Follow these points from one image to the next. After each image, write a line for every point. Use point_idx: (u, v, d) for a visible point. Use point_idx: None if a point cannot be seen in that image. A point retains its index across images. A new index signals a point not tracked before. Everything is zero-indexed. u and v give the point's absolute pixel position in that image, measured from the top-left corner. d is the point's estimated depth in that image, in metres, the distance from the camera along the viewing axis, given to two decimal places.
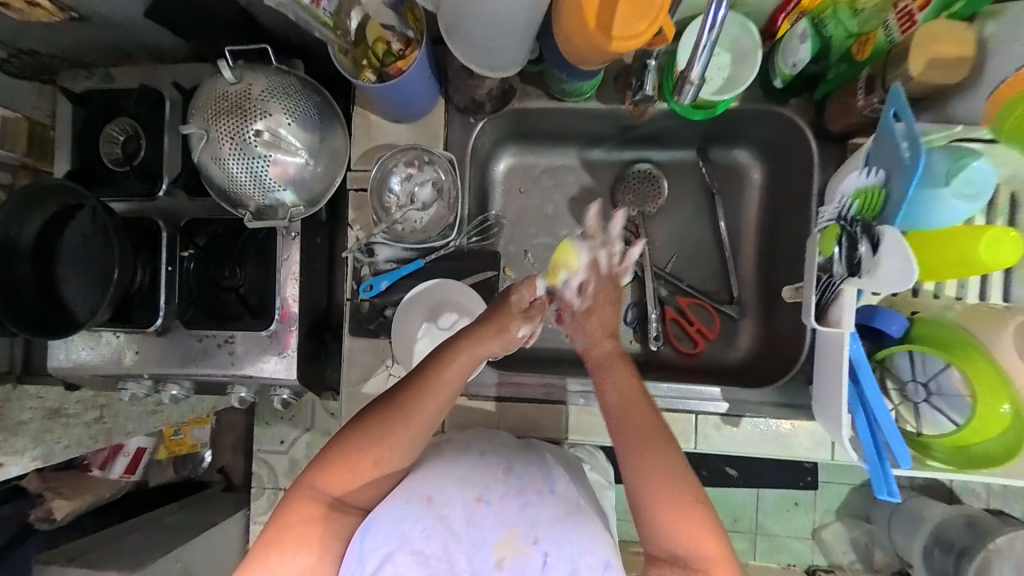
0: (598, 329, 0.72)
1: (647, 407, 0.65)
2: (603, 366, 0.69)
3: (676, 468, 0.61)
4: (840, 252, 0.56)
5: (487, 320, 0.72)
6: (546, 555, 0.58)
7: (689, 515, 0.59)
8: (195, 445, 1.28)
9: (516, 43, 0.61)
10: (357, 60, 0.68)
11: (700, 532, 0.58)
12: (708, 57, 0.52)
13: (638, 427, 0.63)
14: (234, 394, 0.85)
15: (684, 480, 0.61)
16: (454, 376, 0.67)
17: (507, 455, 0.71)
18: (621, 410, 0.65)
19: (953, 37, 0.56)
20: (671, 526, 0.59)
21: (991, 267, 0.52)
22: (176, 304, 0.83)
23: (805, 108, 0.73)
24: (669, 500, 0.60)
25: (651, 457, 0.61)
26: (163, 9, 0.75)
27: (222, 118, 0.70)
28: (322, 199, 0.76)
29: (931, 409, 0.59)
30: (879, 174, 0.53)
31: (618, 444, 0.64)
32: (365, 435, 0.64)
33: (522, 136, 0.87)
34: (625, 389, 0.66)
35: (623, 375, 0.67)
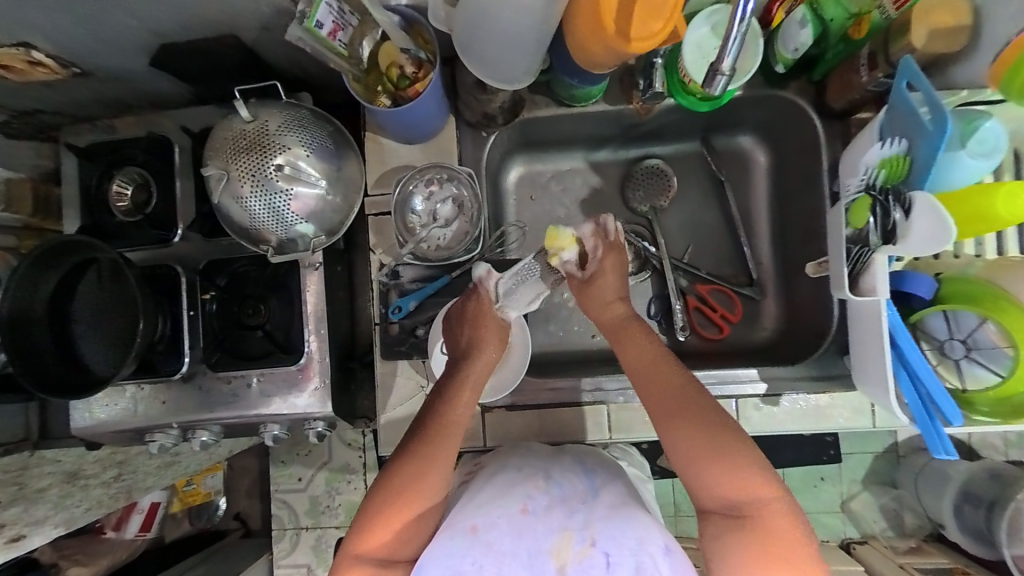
0: (610, 291, 0.73)
1: (671, 366, 0.66)
2: (621, 337, 0.70)
3: (709, 418, 0.62)
4: (873, 222, 0.57)
5: (478, 335, 0.72)
6: (607, 554, 0.56)
7: (748, 467, 0.59)
8: (209, 494, 1.26)
9: (531, 55, 0.62)
10: (371, 86, 0.68)
11: (752, 480, 0.59)
12: (735, 53, 0.54)
13: (666, 397, 0.64)
14: (267, 434, 0.82)
15: (723, 440, 0.61)
16: (468, 401, 0.68)
17: (541, 465, 0.69)
18: (645, 377, 0.66)
19: (949, 7, 0.58)
20: (722, 481, 0.59)
21: (1009, 221, 0.57)
22: (200, 349, 0.81)
23: (804, 90, 0.76)
24: (715, 452, 0.60)
25: (685, 429, 0.62)
26: (167, 55, 0.75)
27: (241, 156, 0.69)
28: (341, 229, 0.76)
29: (971, 364, 0.60)
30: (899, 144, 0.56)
31: (650, 410, 0.65)
32: (401, 487, 0.62)
33: (530, 144, 0.89)
34: (644, 359, 0.67)
35: (641, 349, 0.68)
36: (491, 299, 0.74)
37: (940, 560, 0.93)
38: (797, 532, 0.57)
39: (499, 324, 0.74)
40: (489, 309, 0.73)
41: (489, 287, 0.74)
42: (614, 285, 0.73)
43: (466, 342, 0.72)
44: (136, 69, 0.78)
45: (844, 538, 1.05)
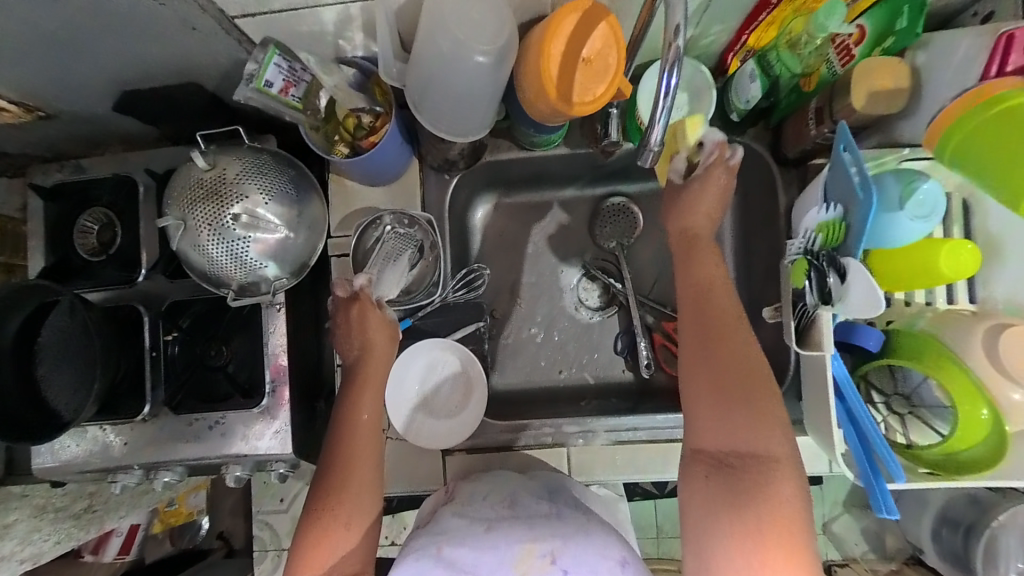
0: (700, 207, 0.68)
1: (727, 293, 0.65)
2: (689, 254, 0.69)
3: (746, 359, 0.62)
4: (810, 284, 0.59)
5: (368, 330, 0.71)
6: (567, 572, 0.55)
7: (767, 421, 0.59)
8: (192, 513, 1.24)
9: (483, 110, 0.60)
10: (328, 135, 0.68)
11: (771, 429, 0.58)
12: (664, 127, 0.50)
13: (713, 318, 0.64)
14: (229, 475, 0.81)
15: (749, 386, 0.60)
16: (372, 400, 0.70)
17: (509, 489, 0.71)
18: (697, 302, 0.66)
19: (890, 70, 0.58)
20: (731, 427, 0.59)
21: (953, 277, 0.58)
22: (163, 390, 0.81)
23: (762, 135, 0.76)
24: (733, 397, 0.60)
25: (721, 352, 0.62)
26: (130, 101, 0.75)
27: (199, 205, 0.69)
28: (305, 269, 0.77)
29: (917, 419, 0.62)
30: (837, 208, 0.56)
31: (690, 326, 0.65)
32: (322, 523, 0.63)
33: (497, 183, 0.89)
34: (702, 277, 0.67)
35: (704, 267, 0.68)
36: (374, 302, 0.73)
37: None
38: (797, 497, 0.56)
39: (386, 323, 0.73)
40: (371, 312, 0.72)
41: (369, 289, 0.73)
42: (707, 199, 0.68)
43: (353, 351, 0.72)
44: (99, 113, 0.78)
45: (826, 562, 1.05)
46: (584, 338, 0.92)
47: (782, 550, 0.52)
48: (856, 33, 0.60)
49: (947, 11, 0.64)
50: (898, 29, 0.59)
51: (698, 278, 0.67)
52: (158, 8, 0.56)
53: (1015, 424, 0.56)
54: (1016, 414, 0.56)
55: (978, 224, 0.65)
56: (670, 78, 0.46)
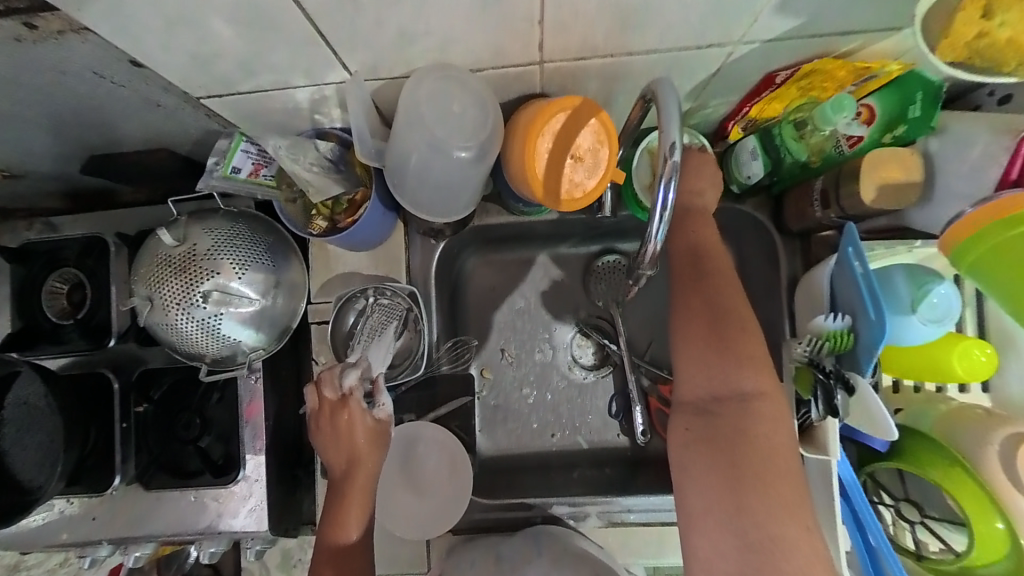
0: (692, 169, 0.62)
1: (718, 248, 0.60)
2: (685, 212, 0.62)
3: (733, 305, 0.56)
4: (816, 398, 0.54)
5: (355, 441, 0.67)
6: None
7: (756, 365, 0.54)
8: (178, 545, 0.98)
9: (468, 191, 0.57)
10: (307, 209, 0.65)
11: (757, 377, 0.53)
12: (660, 239, 0.49)
13: (701, 268, 0.58)
14: (203, 551, 0.78)
15: (736, 333, 0.55)
16: (359, 517, 0.66)
17: (493, 542, 0.74)
18: (688, 249, 0.60)
19: (899, 162, 0.55)
20: (718, 374, 0.54)
21: (965, 377, 0.55)
22: (133, 463, 0.77)
23: (763, 204, 0.73)
24: (722, 343, 0.54)
25: (706, 299, 0.57)
26: (100, 164, 0.72)
27: (167, 282, 0.66)
28: (283, 337, 0.73)
29: (930, 526, 0.57)
30: (845, 319, 0.54)
31: (676, 276, 0.59)
32: None
33: (486, 241, 0.85)
34: (694, 230, 0.60)
35: (702, 223, 0.61)
36: (361, 407, 0.67)
37: None
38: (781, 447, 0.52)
39: (375, 426, 0.68)
40: (358, 418, 0.67)
41: (359, 393, 0.68)
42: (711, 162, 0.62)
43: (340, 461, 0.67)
44: (66, 174, 0.74)
45: None
46: (577, 400, 0.86)
47: (766, 497, 0.50)
48: (865, 115, 0.56)
49: (960, 86, 0.61)
50: (910, 118, 0.55)
51: (692, 238, 0.60)
52: (117, 88, 0.54)
53: None
54: None
55: (990, 309, 0.61)
56: (668, 191, 0.47)
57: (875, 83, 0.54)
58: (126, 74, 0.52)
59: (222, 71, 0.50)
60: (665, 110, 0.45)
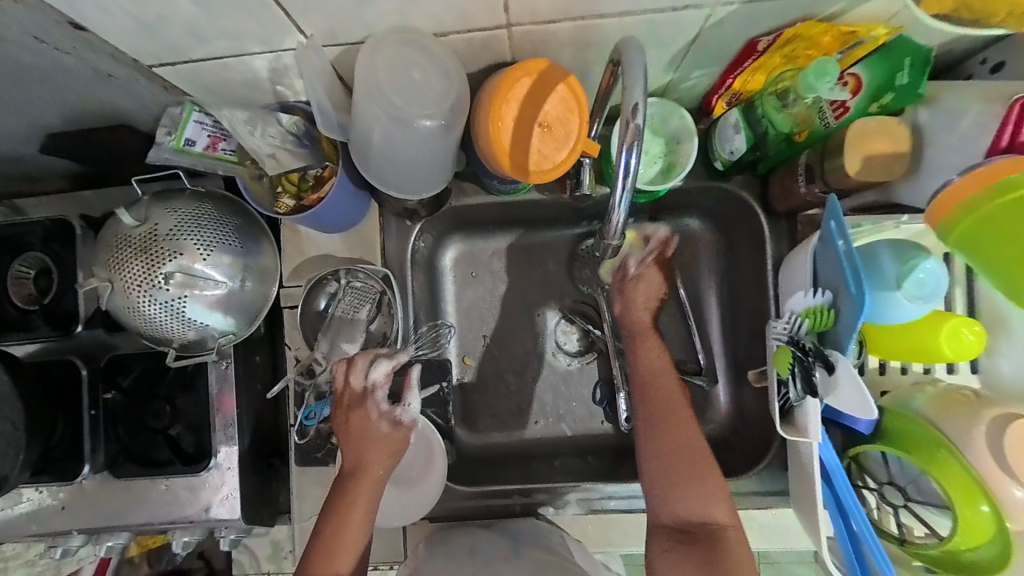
0: (640, 295, 0.72)
1: (672, 383, 0.70)
2: (638, 337, 0.72)
3: (695, 452, 0.66)
4: (793, 375, 0.52)
5: (370, 440, 0.66)
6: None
7: (715, 496, 0.64)
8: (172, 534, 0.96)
9: (436, 168, 0.54)
10: (273, 187, 0.63)
11: (718, 505, 0.63)
12: (624, 207, 0.48)
13: (659, 395, 0.69)
14: (176, 540, 0.76)
15: (701, 471, 0.64)
16: (362, 519, 0.63)
17: (468, 538, 0.71)
18: (648, 386, 0.70)
19: (886, 134, 0.53)
20: (689, 499, 0.64)
21: (953, 359, 0.53)
22: (103, 454, 0.74)
23: (749, 183, 0.71)
24: (690, 474, 0.64)
25: (671, 437, 0.66)
26: (58, 143, 0.69)
27: (127, 264, 0.63)
28: (254, 322, 0.71)
29: (914, 513, 0.55)
30: (825, 295, 0.51)
31: (643, 407, 0.69)
32: None
33: (466, 225, 0.82)
34: (651, 359, 0.71)
35: (656, 348, 0.72)
36: (379, 408, 0.67)
37: None
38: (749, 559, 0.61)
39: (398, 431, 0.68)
40: (376, 418, 0.67)
41: (378, 394, 0.68)
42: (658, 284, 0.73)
43: (354, 457, 0.65)
44: (27, 155, 0.71)
45: None
46: (561, 388, 0.84)
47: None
48: (851, 84, 0.53)
49: (953, 55, 0.58)
50: (898, 85, 0.52)
51: (648, 368, 0.70)
52: (61, 56, 0.51)
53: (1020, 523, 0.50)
54: (1019, 513, 0.50)
55: (983, 290, 0.59)
56: (630, 156, 0.45)
57: (862, 49, 0.52)
58: (70, 40, 0.49)
59: (171, 35, 0.47)
60: (629, 71, 0.43)
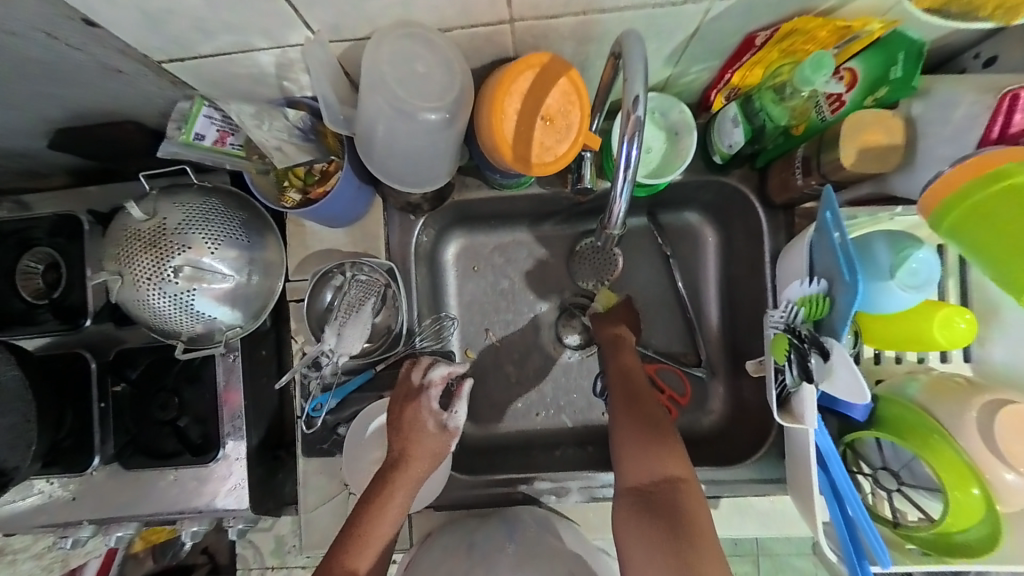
0: (616, 314, 0.81)
1: (634, 364, 0.73)
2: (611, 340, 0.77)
3: (655, 419, 0.67)
4: (790, 364, 0.53)
5: (415, 436, 0.69)
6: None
7: (675, 459, 0.63)
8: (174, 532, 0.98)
9: (440, 160, 0.56)
10: (279, 181, 0.64)
11: (676, 463, 0.62)
12: (625, 198, 0.48)
13: (623, 378, 0.72)
14: (185, 530, 0.77)
15: (661, 436, 0.65)
16: (399, 508, 0.66)
17: (466, 530, 0.72)
18: (618, 370, 0.73)
19: (881, 125, 0.53)
20: (646, 462, 0.63)
21: (946, 347, 0.54)
22: (112, 444, 0.77)
23: (747, 177, 0.72)
24: (648, 435, 0.65)
25: (633, 408, 0.68)
26: (65, 139, 0.69)
27: (137, 258, 0.64)
28: (260, 316, 0.72)
29: (905, 496, 0.57)
30: (820, 284, 0.52)
31: (611, 396, 0.71)
32: None
33: (468, 220, 0.83)
34: (616, 348, 0.76)
35: (624, 343, 0.76)
36: (430, 407, 0.71)
37: None
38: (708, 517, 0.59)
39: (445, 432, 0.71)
40: (426, 415, 0.70)
41: (429, 395, 0.71)
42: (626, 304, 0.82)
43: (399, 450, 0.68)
44: (35, 151, 0.72)
45: None
46: (562, 380, 0.86)
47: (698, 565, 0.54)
48: (847, 79, 0.55)
49: (946, 50, 0.59)
50: (892, 79, 0.54)
51: (619, 362, 0.74)
52: (71, 52, 0.52)
53: (1006, 504, 0.53)
54: (1007, 494, 0.52)
55: (975, 279, 0.61)
56: (631, 148, 0.46)
57: (857, 44, 0.53)
58: (81, 36, 0.50)
59: (181, 31, 0.48)
60: (629, 62, 0.44)
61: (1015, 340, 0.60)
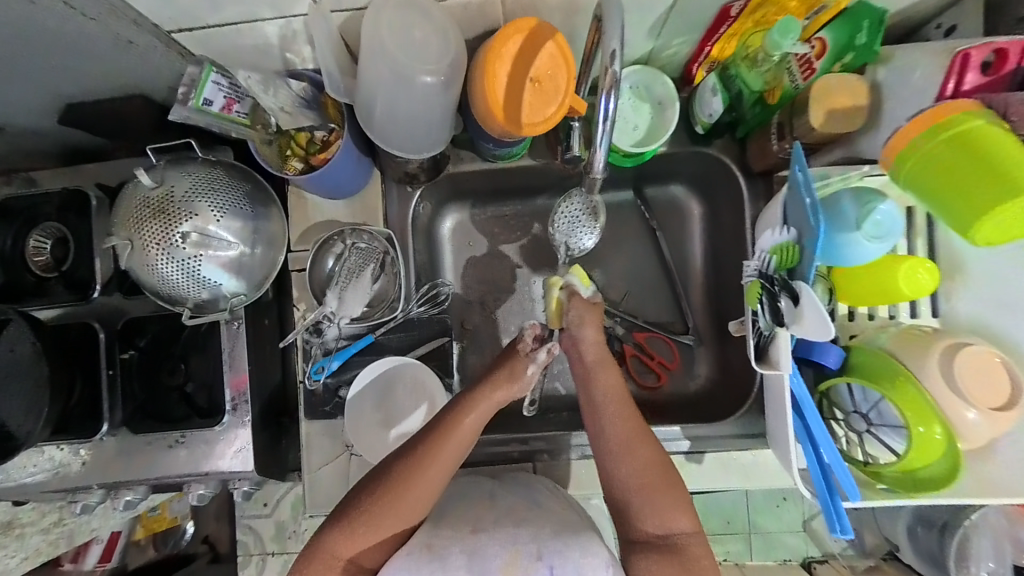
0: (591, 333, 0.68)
1: (627, 405, 0.66)
2: (595, 366, 0.68)
3: (656, 467, 0.63)
4: (763, 307, 0.58)
5: (499, 366, 0.70)
6: (551, 567, 0.61)
7: (681, 507, 0.63)
8: (175, 518, 1.17)
9: (437, 127, 0.59)
10: (281, 151, 0.67)
11: (684, 514, 0.63)
12: (606, 147, 0.52)
13: (622, 418, 0.65)
14: (193, 493, 0.80)
15: (667, 487, 0.63)
16: (482, 415, 0.66)
17: (486, 486, 0.75)
18: (609, 408, 0.66)
19: (848, 89, 0.58)
20: (660, 516, 0.62)
21: (911, 297, 0.58)
22: (121, 410, 0.79)
23: (727, 148, 0.76)
24: (659, 488, 0.63)
25: (638, 459, 0.63)
26: (75, 114, 0.72)
27: (146, 224, 0.67)
28: (264, 285, 0.75)
29: (873, 437, 0.61)
30: (790, 232, 0.55)
31: (612, 439, 0.64)
32: (373, 503, 0.62)
33: (463, 194, 0.86)
34: (608, 383, 0.67)
35: (610, 375, 0.67)
36: (527, 354, 0.69)
37: None
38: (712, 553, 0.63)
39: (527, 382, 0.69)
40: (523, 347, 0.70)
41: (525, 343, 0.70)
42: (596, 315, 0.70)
43: (435, 428, 0.64)
44: (46, 127, 0.75)
45: (807, 558, 1.05)
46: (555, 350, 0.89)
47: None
48: (818, 46, 0.58)
49: (910, 23, 0.63)
50: (857, 45, 0.57)
51: (601, 395, 0.66)
52: (86, 22, 0.55)
53: (968, 442, 0.57)
54: (968, 432, 0.56)
55: (941, 239, 0.64)
56: (609, 102, 0.50)
57: (826, 14, 0.57)
58: (96, 6, 0.53)
59: (191, 3, 0.51)
60: (608, 22, 0.47)
61: (979, 294, 0.63)
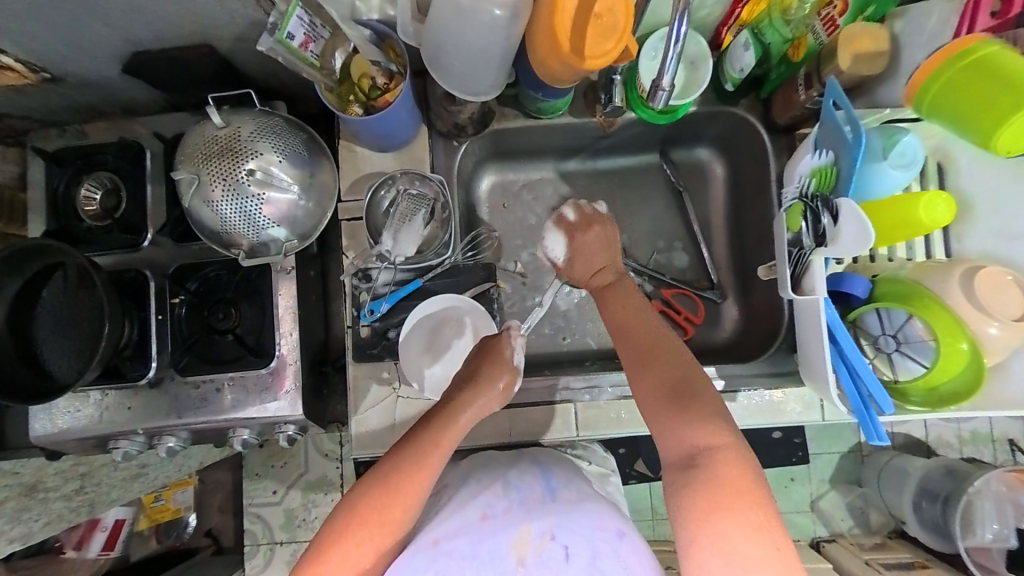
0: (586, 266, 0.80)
1: (646, 325, 0.69)
2: (606, 290, 0.76)
3: (680, 374, 0.63)
4: (807, 226, 0.65)
5: (478, 371, 0.72)
6: (566, 546, 0.60)
7: (705, 416, 0.60)
8: (179, 510, 1.25)
9: (494, 69, 0.64)
10: (342, 96, 0.71)
11: (708, 424, 0.59)
12: (674, 69, 0.61)
13: (642, 339, 0.68)
14: (236, 438, 0.81)
15: (686, 394, 0.62)
16: (460, 425, 0.67)
17: (500, 472, 0.73)
18: (624, 331, 0.70)
19: (871, 35, 0.67)
20: (680, 428, 0.60)
21: (931, 226, 0.60)
22: (169, 354, 0.80)
23: (753, 107, 0.82)
24: (681, 406, 0.61)
25: (653, 373, 0.64)
26: (142, 61, 0.75)
27: (213, 162, 0.71)
28: (314, 234, 0.77)
29: (902, 357, 0.66)
30: (827, 155, 0.63)
31: (628, 352, 0.68)
32: (353, 526, 0.57)
33: (502, 155, 0.91)
34: (620, 304, 0.73)
35: (621, 297, 0.74)
36: (513, 365, 0.74)
37: (904, 555, 0.97)
38: (749, 474, 0.56)
39: (498, 396, 0.72)
40: (504, 353, 0.75)
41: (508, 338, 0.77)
42: (602, 255, 0.79)
43: (414, 440, 0.63)
44: (109, 76, 0.78)
45: (815, 537, 1.07)
46: (585, 307, 0.92)
47: (758, 527, 0.52)
48: (839, 7, 0.68)
49: None
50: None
51: (617, 311, 0.72)
52: None
53: (992, 355, 0.62)
54: (992, 346, 0.61)
55: (952, 182, 0.71)
56: (679, 24, 0.57)
57: None
58: None
59: None
60: None
61: (987, 231, 0.70)
